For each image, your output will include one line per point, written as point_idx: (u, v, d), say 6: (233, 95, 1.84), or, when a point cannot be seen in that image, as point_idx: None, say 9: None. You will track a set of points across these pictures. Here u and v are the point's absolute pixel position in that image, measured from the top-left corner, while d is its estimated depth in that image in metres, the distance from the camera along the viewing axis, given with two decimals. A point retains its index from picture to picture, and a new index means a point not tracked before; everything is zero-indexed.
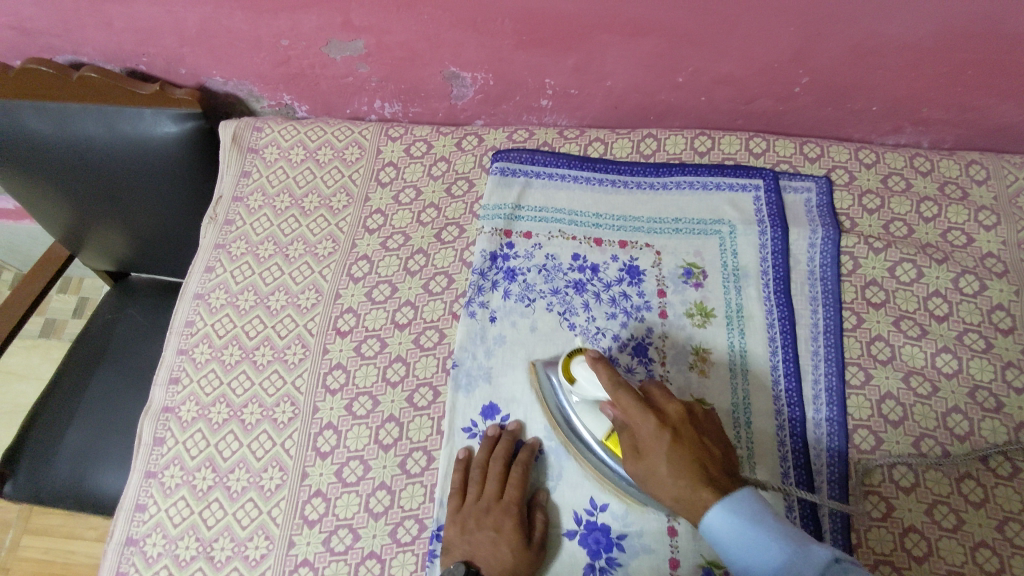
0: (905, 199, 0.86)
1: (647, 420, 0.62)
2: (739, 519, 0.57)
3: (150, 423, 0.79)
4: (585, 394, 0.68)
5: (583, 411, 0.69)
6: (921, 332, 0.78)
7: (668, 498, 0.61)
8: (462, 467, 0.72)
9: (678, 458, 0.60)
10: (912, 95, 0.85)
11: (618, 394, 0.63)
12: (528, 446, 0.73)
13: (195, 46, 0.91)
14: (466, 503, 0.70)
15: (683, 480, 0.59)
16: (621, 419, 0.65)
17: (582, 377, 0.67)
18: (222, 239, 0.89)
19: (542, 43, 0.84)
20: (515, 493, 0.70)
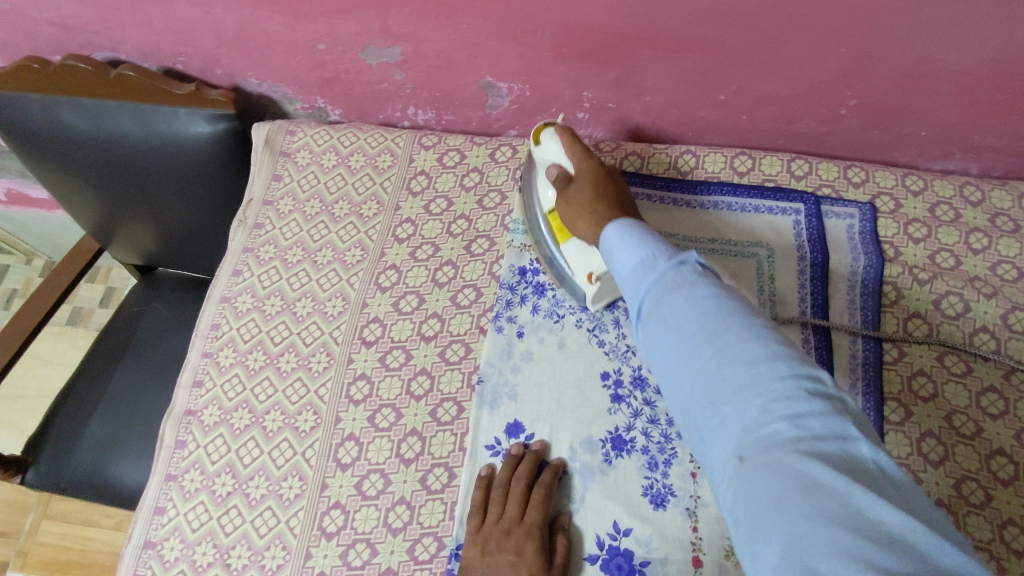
0: (953, 229, 0.83)
1: (585, 167, 0.73)
2: (621, 236, 0.58)
3: (172, 426, 0.79)
4: (548, 156, 0.77)
5: (541, 184, 0.80)
6: (965, 369, 0.75)
7: (586, 273, 0.71)
8: (484, 486, 0.71)
9: (598, 196, 0.71)
10: (965, 120, 0.81)
11: (579, 152, 0.74)
12: (552, 467, 0.72)
13: (232, 47, 0.91)
14: (487, 525, 0.68)
15: (603, 222, 0.69)
16: (574, 171, 0.74)
17: (547, 141, 0.77)
18: (252, 243, 0.89)
19: (582, 56, 0.82)
20: (537, 515, 0.68)
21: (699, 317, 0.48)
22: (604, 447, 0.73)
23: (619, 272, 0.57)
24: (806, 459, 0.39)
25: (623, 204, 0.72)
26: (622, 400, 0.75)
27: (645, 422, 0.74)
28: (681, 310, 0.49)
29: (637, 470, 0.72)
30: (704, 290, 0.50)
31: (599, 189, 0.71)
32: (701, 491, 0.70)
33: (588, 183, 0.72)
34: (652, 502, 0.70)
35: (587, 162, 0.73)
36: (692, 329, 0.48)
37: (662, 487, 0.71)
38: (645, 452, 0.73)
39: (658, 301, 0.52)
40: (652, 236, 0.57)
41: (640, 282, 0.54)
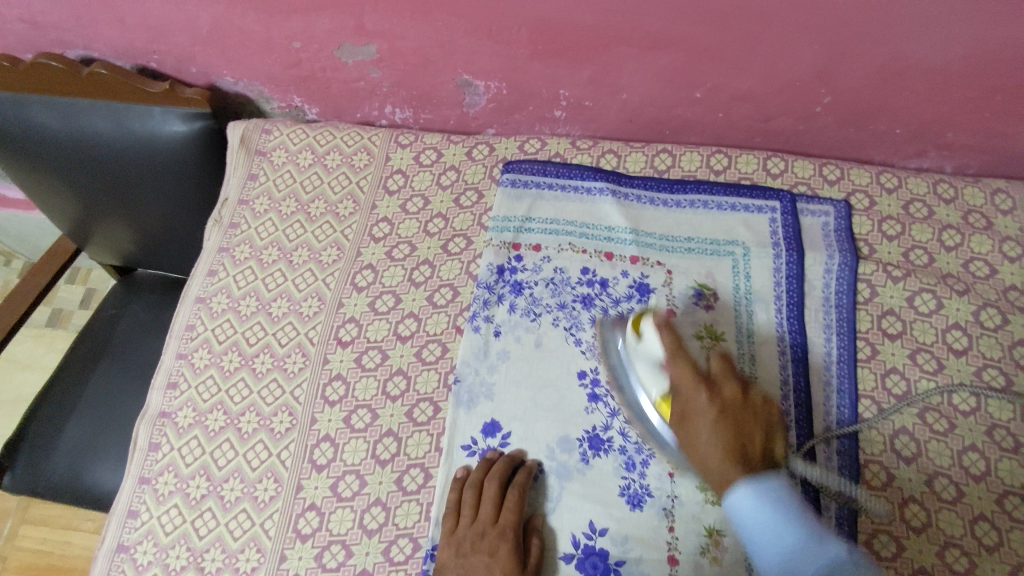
0: (927, 226, 0.83)
1: (701, 391, 0.64)
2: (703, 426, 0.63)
3: (146, 428, 0.78)
4: (650, 352, 0.69)
5: (642, 376, 0.71)
6: (937, 366, 0.75)
7: (708, 460, 0.62)
8: (457, 488, 0.71)
9: (724, 428, 0.62)
10: (939, 119, 0.82)
11: (674, 356, 0.66)
12: (527, 467, 0.72)
13: (206, 45, 0.90)
14: (461, 526, 0.68)
15: (714, 450, 0.61)
16: (676, 382, 0.66)
17: (648, 334, 0.69)
18: (227, 243, 0.88)
19: (558, 54, 0.82)
20: (511, 516, 0.69)
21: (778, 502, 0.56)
22: (581, 447, 0.73)
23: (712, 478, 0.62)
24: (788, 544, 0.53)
25: (749, 415, 0.63)
26: (599, 400, 0.75)
27: (621, 420, 0.74)
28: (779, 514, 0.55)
29: (614, 470, 0.72)
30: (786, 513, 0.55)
31: (721, 436, 0.62)
32: (678, 490, 0.70)
33: (711, 420, 0.63)
34: (629, 502, 0.70)
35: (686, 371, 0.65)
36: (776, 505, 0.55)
37: (639, 487, 0.71)
38: (622, 452, 0.73)
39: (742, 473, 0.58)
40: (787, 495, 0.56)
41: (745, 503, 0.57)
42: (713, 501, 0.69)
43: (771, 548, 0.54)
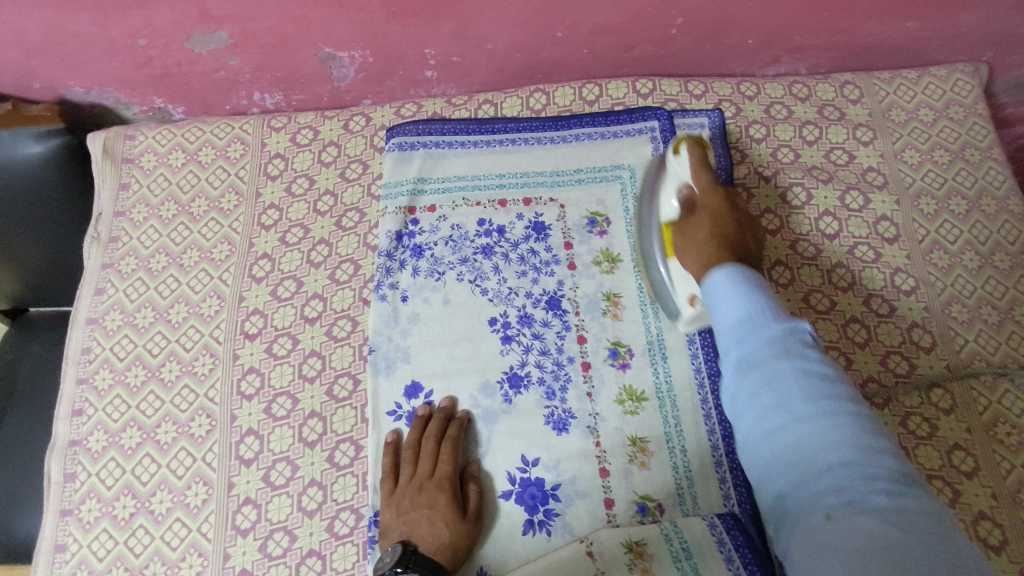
0: (788, 125, 0.88)
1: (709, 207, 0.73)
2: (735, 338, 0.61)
3: (57, 461, 0.75)
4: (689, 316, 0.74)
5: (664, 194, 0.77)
6: (815, 251, 0.81)
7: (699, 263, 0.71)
8: (391, 452, 0.71)
9: (718, 235, 0.71)
10: (783, 25, 0.87)
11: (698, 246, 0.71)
12: (459, 419, 0.73)
13: (44, 56, 0.85)
14: (399, 486, 0.69)
15: (712, 243, 0.70)
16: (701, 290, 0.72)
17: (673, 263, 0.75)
18: (110, 258, 0.85)
19: (413, 13, 0.81)
20: (447, 467, 0.70)
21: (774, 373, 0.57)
22: (502, 387, 0.75)
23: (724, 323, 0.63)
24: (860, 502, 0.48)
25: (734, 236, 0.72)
26: (512, 339, 0.77)
27: (536, 356, 0.77)
28: (759, 331, 0.59)
29: (537, 402, 0.75)
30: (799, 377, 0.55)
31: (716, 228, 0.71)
32: (598, 408, 0.74)
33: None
34: (555, 428, 0.73)
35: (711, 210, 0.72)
36: (773, 343, 0.58)
37: (562, 413, 0.74)
38: (541, 383, 0.75)
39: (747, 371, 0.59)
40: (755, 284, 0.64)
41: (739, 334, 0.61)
42: (632, 411, 0.74)
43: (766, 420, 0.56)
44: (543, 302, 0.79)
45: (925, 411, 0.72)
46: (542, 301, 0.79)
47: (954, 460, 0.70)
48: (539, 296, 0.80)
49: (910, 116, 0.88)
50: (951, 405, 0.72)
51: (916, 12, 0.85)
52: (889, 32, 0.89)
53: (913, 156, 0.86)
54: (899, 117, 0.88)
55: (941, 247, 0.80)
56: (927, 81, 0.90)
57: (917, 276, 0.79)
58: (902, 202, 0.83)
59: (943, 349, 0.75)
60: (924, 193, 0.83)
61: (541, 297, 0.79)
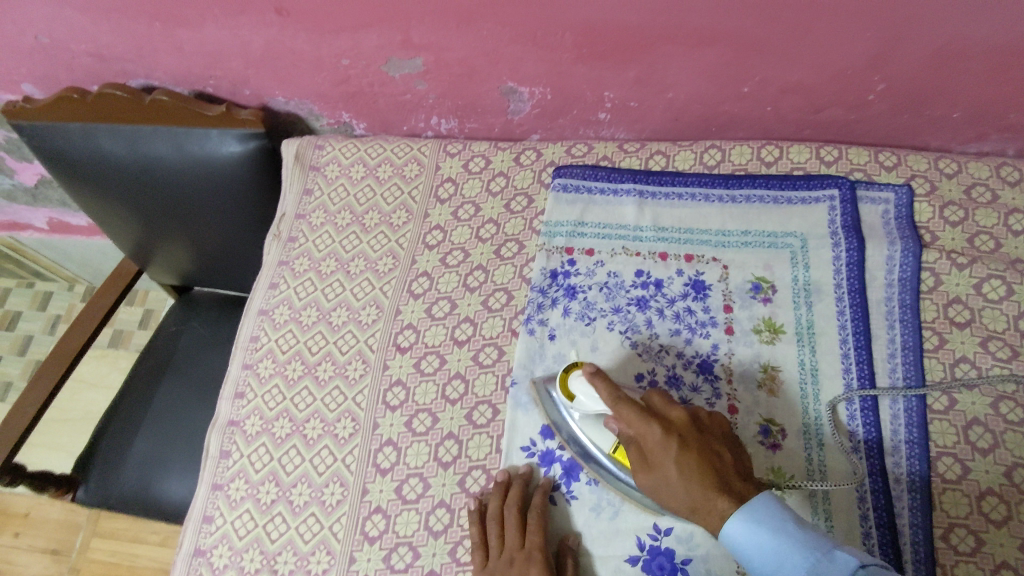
0: (991, 211, 0.81)
1: (653, 425, 0.61)
2: (750, 530, 0.57)
3: (216, 436, 0.81)
4: (585, 409, 0.67)
5: (591, 430, 0.69)
6: (1011, 353, 0.73)
7: (679, 500, 0.60)
8: (478, 520, 0.70)
9: (688, 469, 0.59)
10: (998, 101, 0.80)
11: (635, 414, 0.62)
12: (541, 487, 0.71)
13: (260, 67, 0.93)
14: (491, 559, 0.68)
15: (686, 497, 0.59)
16: (623, 433, 0.64)
17: (580, 390, 0.66)
18: (286, 256, 0.91)
19: (602, 56, 0.83)
20: (538, 538, 0.68)
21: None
22: None
23: (756, 569, 0.56)
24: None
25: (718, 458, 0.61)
26: None
27: None
28: (801, 570, 0.54)
29: None
30: (798, 562, 0.54)
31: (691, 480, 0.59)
32: None
33: (676, 461, 0.60)
34: None
35: (659, 442, 0.61)
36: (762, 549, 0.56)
37: None
38: None
39: (768, 575, 0.55)
40: (774, 508, 0.57)
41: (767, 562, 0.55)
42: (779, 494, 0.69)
43: (759, 561, 0.56)
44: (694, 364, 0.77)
45: None
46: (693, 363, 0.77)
47: None
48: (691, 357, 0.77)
49: None
50: None
51: None
52: None
53: None
54: None
55: None
56: None
57: None
58: None
59: None
60: None
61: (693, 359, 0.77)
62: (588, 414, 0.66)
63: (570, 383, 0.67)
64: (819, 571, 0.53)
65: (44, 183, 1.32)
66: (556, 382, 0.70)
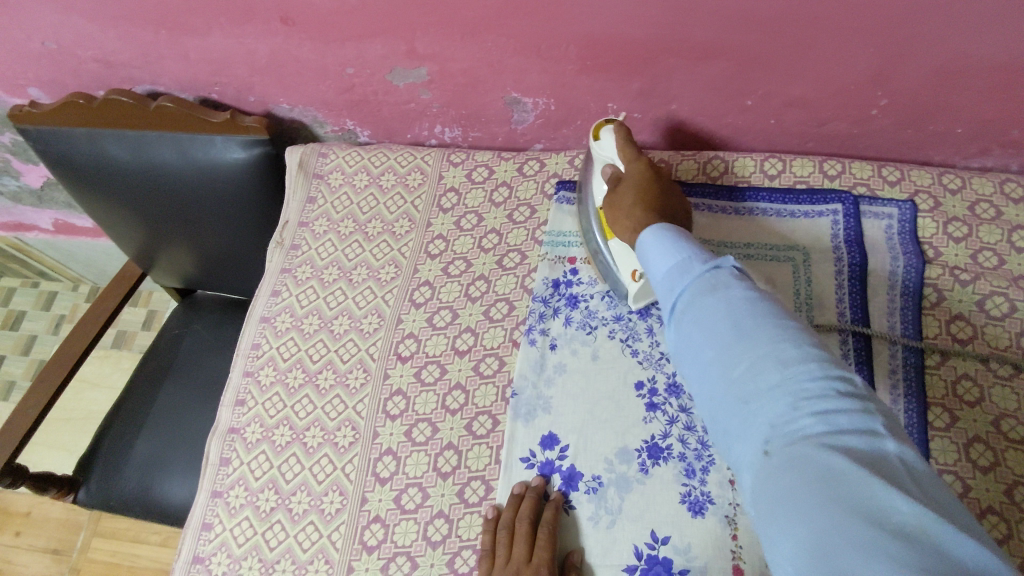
0: (995, 227, 0.80)
1: (636, 162, 0.73)
2: (656, 243, 0.59)
3: (217, 443, 0.82)
4: (602, 155, 0.78)
5: (597, 183, 0.79)
6: (1013, 371, 0.72)
7: (629, 230, 0.70)
8: (491, 529, 0.70)
9: (641, 203, 0.69)
10: (1003, 117, 0.80)
11: (634, 162, 0.73)
12: (554, 502, 0.71)
13: (265, 75, 0.94)
14: (497, 568, 0.67)
15: (634, 209, 0.69)
16: (622, 171, 0.74)
17: (606, 136, 0.76)
18: (289, 263, 0.91)
19: (606, 69, 0.83)
20: (545, 553, 0.67)
21: (723, 302, 0.50)
22: (640, 457, 0.73)
23: (655, 275, 0.58)
24: (828, 450, 0.39)
25: (672, 208, 0.70)
26: (657, 407, 0.75)
27: (681, 429, 0.74)
28: (710, 296, 0.51)
29: (674, 477, 0.71)
30: (739, 292, 0.50)
31: (643, 205, 0.69)
32: (740, 498, 0.69)
33: (634, 186, 0.71)
34: (690, 509, 0.69)
35: (641, 171, 0.72)
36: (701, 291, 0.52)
37: (700, 495, 0.70)
38: (682, 459, 0.72)
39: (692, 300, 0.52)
40: (692, 241, 0.58)
41: (669, 282, 0.55)
42: None
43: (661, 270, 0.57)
44: None
45: None
46: None
47: None
48: None
49: None
50: None
51: None
52: None
53: None
54: None
55: None
56: None
57: None
58: None
59: None
60: None
61: None
62: (603, 159, 0.77)
63: (601, 128, 0.77)
64: (695, 309, 0.51)
65: (50, 186, 1.33)
66: (590, 144, 0.81)
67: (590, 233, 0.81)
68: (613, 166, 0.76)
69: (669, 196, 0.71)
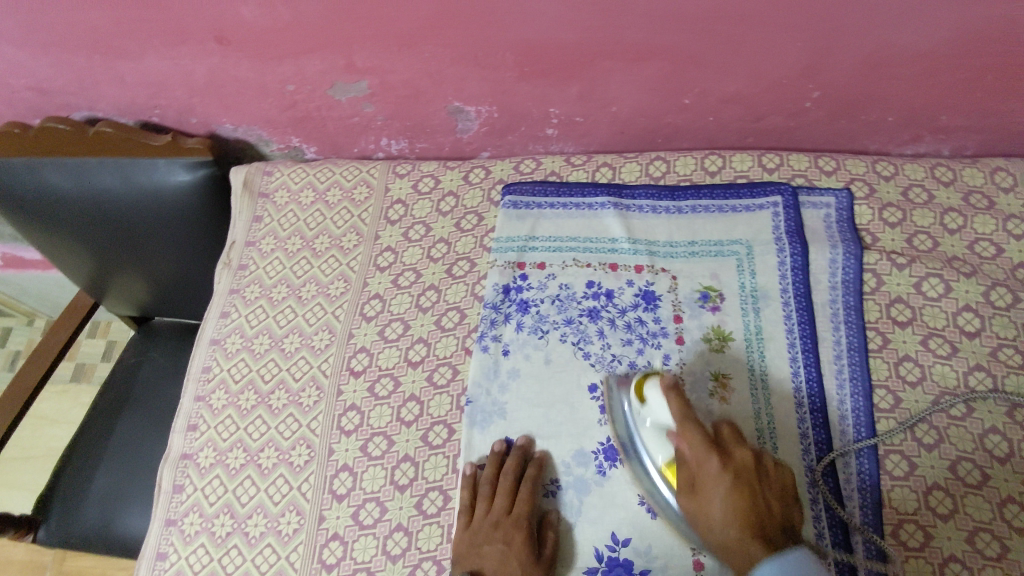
0: (927, 211, 0.83)
1: (712, 458, 0.63)
2: (660, 403, 0.68)
3: (169, 470, 0.80)
4: (655, 416, 0.69)
5: (649, 442, 0.69)
6: (951, 350, 0.74)
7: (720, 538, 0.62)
8: (470, 484, 0.72)
9: (735, 505, 0.62)
10: (929, 104, 0.82)
11: (682, 429, 0.65)
12: (538, 461, 0.73)
13: (205, 95, 0.93)
14: (476, 519, 0.70)
15: (727, 529, 0.62)
16: (684, 453, 0.65)
17: (653, 399, 0.69)
18: (237, 284, 0.90)
19: (544, 74, 0.84)
20: (525, 508, 0.70)
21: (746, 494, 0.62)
22: (596, 459, 0.73)
23: (671, 431, 0.68)
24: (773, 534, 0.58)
25: (760, 492, 0.63)
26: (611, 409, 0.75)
27: None
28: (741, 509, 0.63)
29: (631, 478, 0.71)
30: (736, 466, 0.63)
31: (734, 510, 0.62)
32: None
33: (723, 498, 0.62)
34: (648, 509, 0.70)
35: (707, 461, 0.64)
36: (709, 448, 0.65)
37: None
38: None
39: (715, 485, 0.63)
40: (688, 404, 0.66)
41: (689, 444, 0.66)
42: None
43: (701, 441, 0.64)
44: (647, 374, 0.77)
45: None
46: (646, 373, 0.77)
47: None
48: (643, 367, 0.77)
49: None
50: None
51: None
52: None
53: None
54: None
55: None
56: None
57: None
58: None
59: None
60: None
61: (645, 369, 0.77)
62: (657, 423, 0.68)
63: (644, 387, 0.70)
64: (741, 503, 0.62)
65: None
66: (629, 389, 0.73)
67: (644, 475, 0.70)
68: (670, 432, 0.67)
69: (754, 469, 0.64)
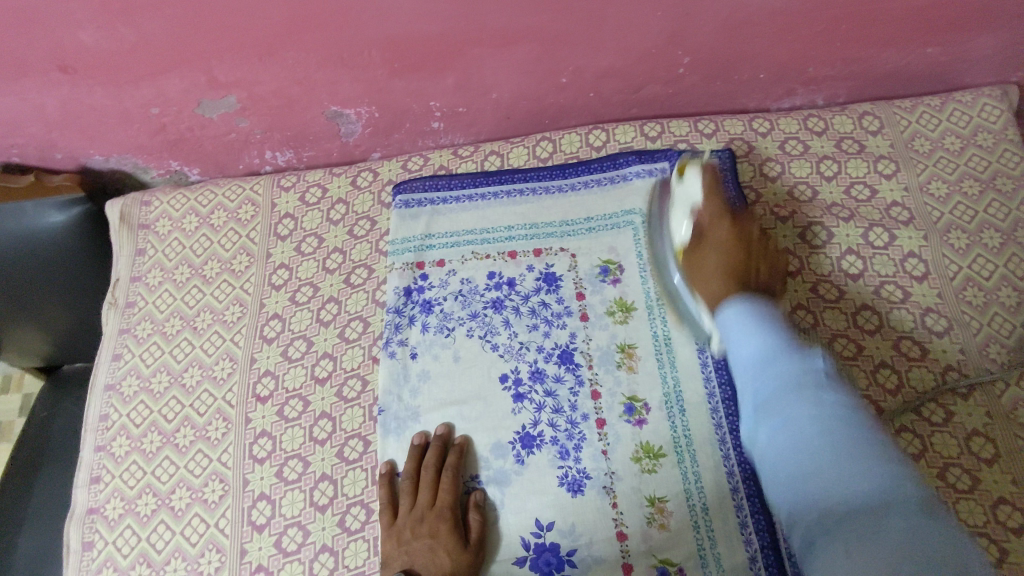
0: (805, 161, 0.85)
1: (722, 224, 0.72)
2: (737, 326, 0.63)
3: (76, 528, 0.76)
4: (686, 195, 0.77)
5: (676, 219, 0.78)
6: (838, 294, 0.77)
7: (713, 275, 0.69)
8: (388, 481, 0.72)
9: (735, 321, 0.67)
10: (796, 57, 0.84)
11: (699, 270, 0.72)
12: (458, 447, 0.73)
13: (64, 129, 0.87)
14: (400, 516, 0.69)
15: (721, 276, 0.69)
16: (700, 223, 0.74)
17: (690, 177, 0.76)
18: (126, 323, 0.86)
19: (415, 68, 0.82)
20: (448, 496, 0.70)
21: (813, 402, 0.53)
22: (514, 449, 0.73)
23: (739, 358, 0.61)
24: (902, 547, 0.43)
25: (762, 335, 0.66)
26: (524, 397, 0.75)
27: (549, 413, 0.74)
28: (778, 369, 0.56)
29: (550, 462, 0.72)
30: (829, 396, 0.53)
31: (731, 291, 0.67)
32: (614, 467, 0.71)
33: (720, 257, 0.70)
34: (569, 489, 0.70)
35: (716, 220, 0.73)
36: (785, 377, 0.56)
37: (577, 474, 0.71)
38: (554, 442, 0.73)
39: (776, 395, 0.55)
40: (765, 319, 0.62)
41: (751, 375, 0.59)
42: (650, 469, 0.70)
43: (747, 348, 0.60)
44: (554, 356, 0.77)
45: (964, 462, 0.67)
46: (554, 355, 0.77)
47: (1000, 515, 0.64)
48: (551, 350, 0.78)
49: (935, 145, 0.84)
50: (994, 455, 0.67)
51: (939, 38, 0.82)
52: (911, 59, 0.85)
53: (940, 188, 0.82)
54: (923, 147, 0.84)
55: (975, 284, 0.76)
56: (952, 108, 0.86)
57: (950, 316, 0.74)
58: (930, 238, 0.79)
59: (982, 396, 0.70)
60: (953, 227, 0.79)
61: (553, 351, 0.77)
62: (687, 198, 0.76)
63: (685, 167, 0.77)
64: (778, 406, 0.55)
65: None
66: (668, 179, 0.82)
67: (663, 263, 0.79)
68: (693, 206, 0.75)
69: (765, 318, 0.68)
